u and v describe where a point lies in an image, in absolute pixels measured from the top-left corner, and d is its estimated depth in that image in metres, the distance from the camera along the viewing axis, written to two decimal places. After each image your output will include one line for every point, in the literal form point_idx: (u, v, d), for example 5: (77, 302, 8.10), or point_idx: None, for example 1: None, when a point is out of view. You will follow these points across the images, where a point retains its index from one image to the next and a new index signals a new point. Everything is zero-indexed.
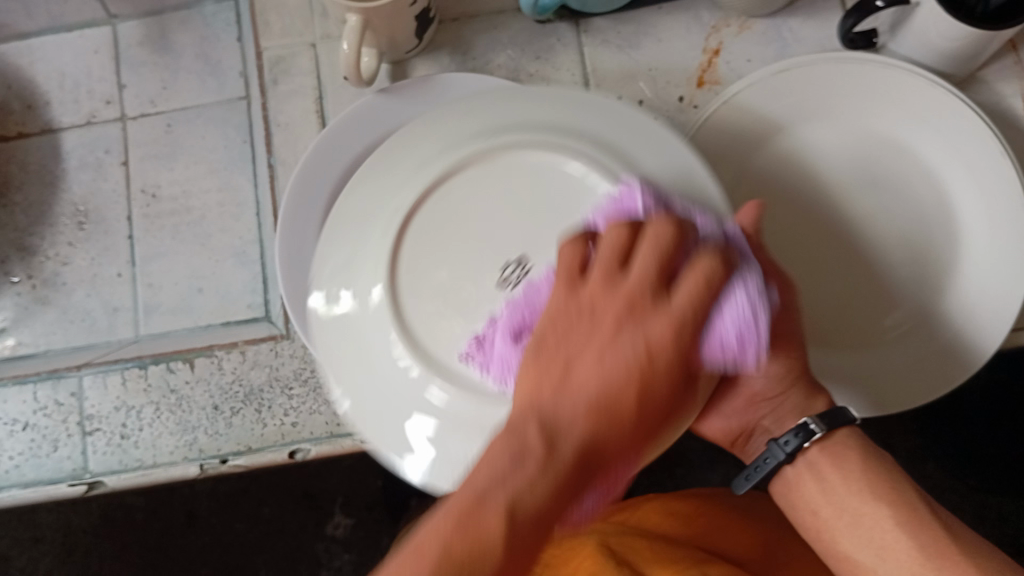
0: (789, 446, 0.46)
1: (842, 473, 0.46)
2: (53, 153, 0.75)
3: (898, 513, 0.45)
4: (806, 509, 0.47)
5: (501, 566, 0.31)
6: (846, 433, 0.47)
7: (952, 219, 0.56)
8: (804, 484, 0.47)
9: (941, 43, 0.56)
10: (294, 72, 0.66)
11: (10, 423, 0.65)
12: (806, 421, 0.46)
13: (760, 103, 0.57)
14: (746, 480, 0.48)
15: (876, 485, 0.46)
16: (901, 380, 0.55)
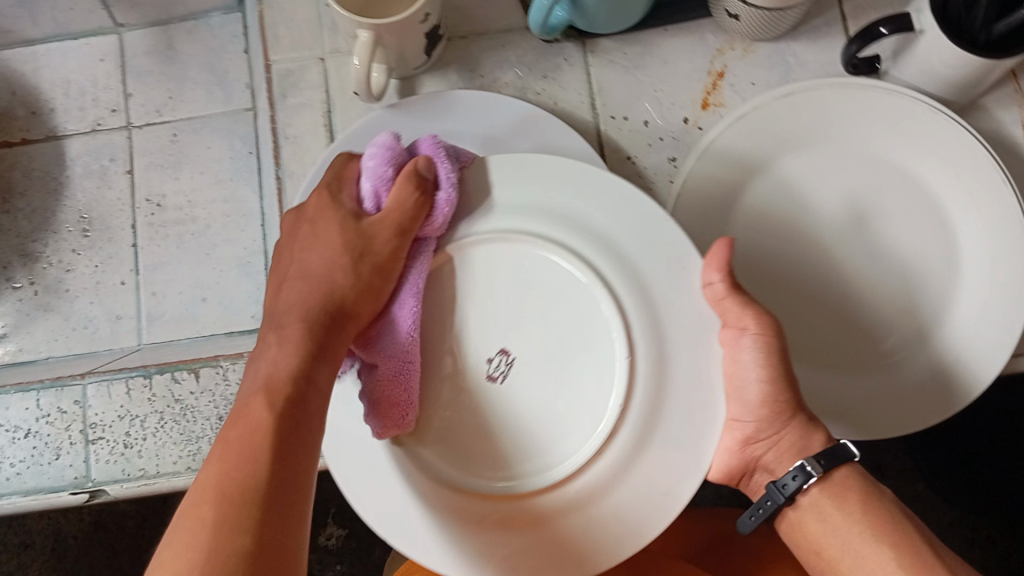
0: (788, 488, 0.47)
1: (843, 511, 0.46)
2: (57, 160, 0.75)
3: (900, 555, 0.45)
4: (810, 549, 0.48)
5: (267, 438, 0.39)
6: (846, 472, 0.48)
7: (952, 248, 0.57)
8: (807, 523, 0.48)
9: (942, 70, 0.57)
10: (303, 85, 0.67)
11: (12, 430, 0.65)
12: (803, 464, 0.47)
13: (763, 126, 0.58)
14: (749, 519, 0.49)
15: (878, 527, 0.46)
16: (894, 408, 0.56)
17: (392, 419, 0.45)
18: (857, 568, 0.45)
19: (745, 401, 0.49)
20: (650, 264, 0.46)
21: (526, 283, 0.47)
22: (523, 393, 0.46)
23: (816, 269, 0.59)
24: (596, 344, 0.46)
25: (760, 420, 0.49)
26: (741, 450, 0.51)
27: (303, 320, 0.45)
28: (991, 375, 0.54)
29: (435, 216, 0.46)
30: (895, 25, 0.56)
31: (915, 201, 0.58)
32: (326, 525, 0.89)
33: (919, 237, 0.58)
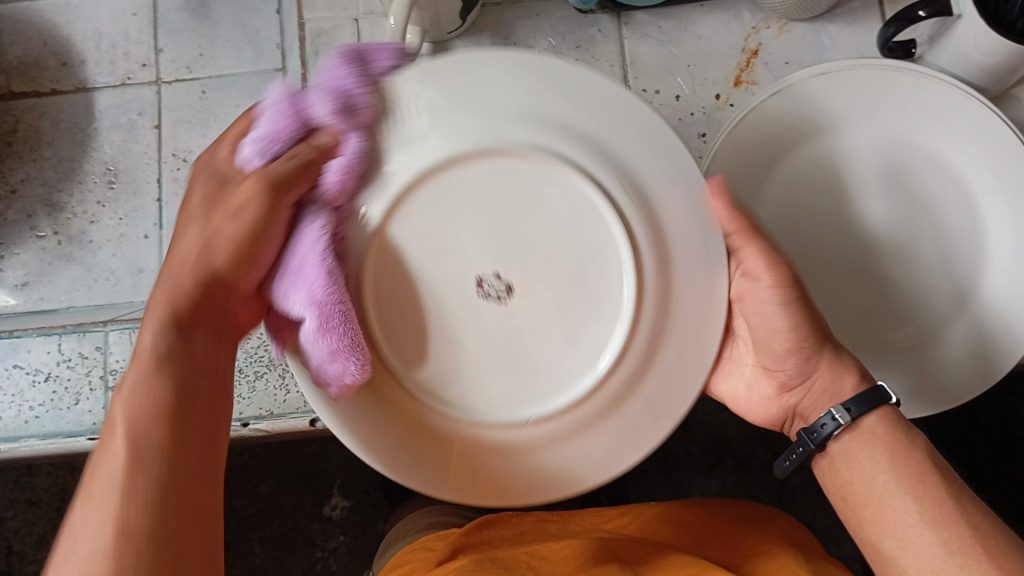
0: (818, 433, 0.46)
1: (870, 459, 0.44)
2: (86, 112, 0.75)
3: (923, 504, 0.42)
4: (838, 493, 0.46)
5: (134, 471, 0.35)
6: (878, 418, 0.45)
7: (977, 236, 0.57)
8: (838, 469, 0.46)
9: (978, 56, 0.57)
10: (336, 45, 0.67)
11: (33, 373, 0.66)
12: (832, 411, 0.45)
13: (781, 114, 0.57)
14: (783, 464, 0.48)
15: (903, 472, 0.43)
16: (909, 390, 0.56)
17: (326, 370, 0.39)
18: (880, 516, 0.43)
19: (774, 351, 0.47)
20: (635, 160, 0.42)
21: (523, 184, 0.41)
22: (519, 312, 0.41)
23: (834, 249, 0.58)
24: (588, 253, 0.42)
25: (791, 368, 0.47)
26: (778, 399, 0.49)
27: (175, 282, 0.41)
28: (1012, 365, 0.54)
29: (328, 177, 0.40)
30: (934, 8, 0.56)
31: (941, 191, 0.58)
32: (331, 497, 0.90)
33: (945, 224, 0.57)
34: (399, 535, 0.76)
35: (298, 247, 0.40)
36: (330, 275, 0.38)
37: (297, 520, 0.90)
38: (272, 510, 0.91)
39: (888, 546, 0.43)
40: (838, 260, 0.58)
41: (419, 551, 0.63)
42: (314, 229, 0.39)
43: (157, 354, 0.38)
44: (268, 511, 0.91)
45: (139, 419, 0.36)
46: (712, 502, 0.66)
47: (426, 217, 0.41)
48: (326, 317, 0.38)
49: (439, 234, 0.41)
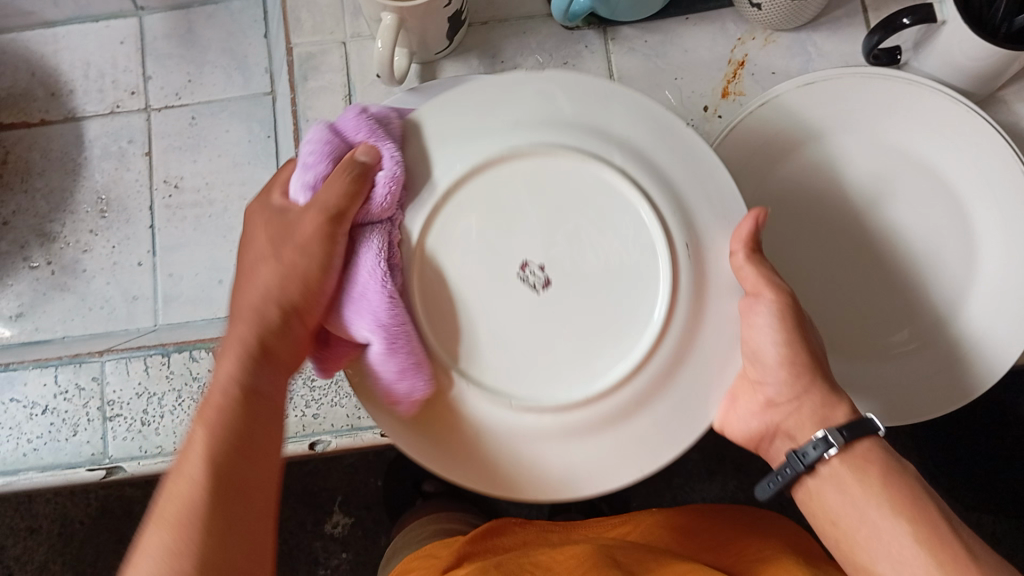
0: (809, 457, 0.45)
1: (863, 483, 0.44)
2: (76, 141, 0.75)
3: (919, 530, 0.42)
4: (825, 517, 0.45)
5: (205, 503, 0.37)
6: (868, 445, 0.45)
7: (969, 242, 0.57)
8: (825, 493, 0.45)
9: (963, 62, 0.58)
10: (324, 68, 0.67)
11: (29, 405, 0.65)
12: (823, 433, 0.44)
13: (770, 123, 0.58)
14: (768, 486, 0.46)
15: (897, 499, 0.43)
16: (899, 397, 0.57)
17: (399, 384, 0.40)
18: (874, 540, 0.43)
19: (764, 365, 0.45)
20: (688, 185, 0.43)
21: (558, 178, 0.42)
22: (557, 307, 0.41)
23: (829, 245, 0.59)
24: (631, 249, 0.41)
25: (783, 383, 0.45)
26: (762, 415, 0.47)
27: (240, 325, 0.42)
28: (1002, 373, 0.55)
29: (374, 201, 0.40)
30: (916, 16, 0.56)
31: (933, 197, 0.58)
32: (333, 513, 0.92)
33: (936, 230, 0.58)
34: (404, 547, 0.77)
35: (357, 264, 0.40)
36: (392, 295, 0.39)
37: (299, 539, 0.92)
38: None
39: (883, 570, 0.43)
40: (828, 263, 0.59)
41: (427, 556, 0.64)
42: (372, 249, 0.40)
43: (219, 403, 0.40)
44: None
45: (198, 479, 0.37)
46: (712, 510, 0.66)
47: (464, 215, 0.41)
48: (393, 337, 0.39)
49: (479, 232, 0.41)
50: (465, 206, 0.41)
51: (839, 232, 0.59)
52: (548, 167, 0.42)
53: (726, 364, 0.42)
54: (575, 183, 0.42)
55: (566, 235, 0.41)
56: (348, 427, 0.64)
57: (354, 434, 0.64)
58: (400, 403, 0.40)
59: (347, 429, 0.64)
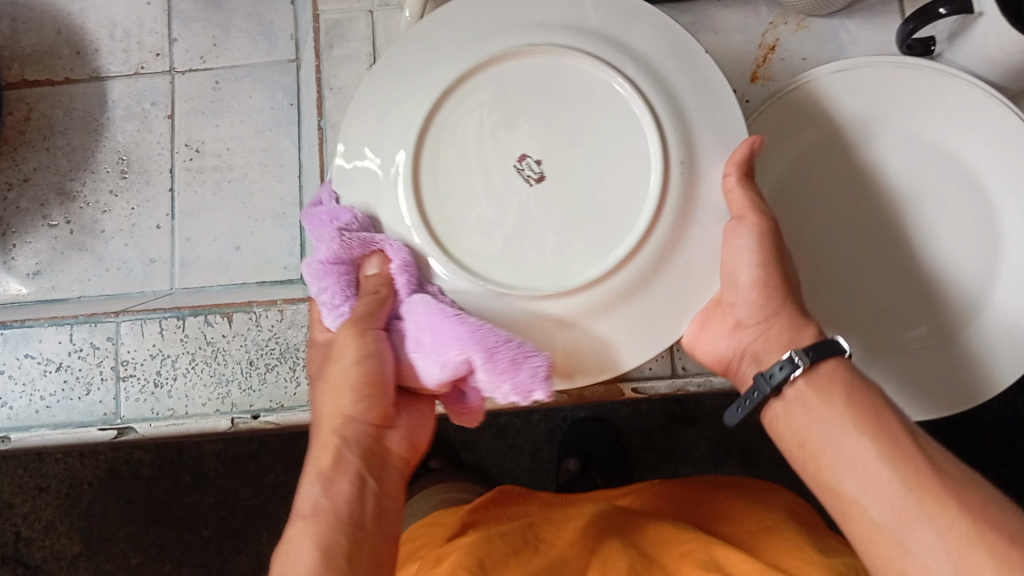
0: (775, 378, 0.45)
1: (827, 403, 0.44)
2: (99, 101, 0.75)
3: (882, 445, 0.42)
4: (795, 439, 0.45)
5: None
6: (834, 365, 0.45)
7: (993, 235, 0.56)
8: (794, 415, 0.45)
9: (999, 55, 0.57)
10: (350, 37, 0.67)
11: (44, 362, 0.66)
12: (792, 355, 0.45)
13: (791, 103, 0.57)
14: (735, 410, 0.47)
15: (862, 416, 0.43)
16: (913, 385, 0.57)
17: (519, 379, 0.40)
18: (838, 459, 0.43)
19: (738, 287, 0.46)
20: (687, 88, 0.44)
21: (559, 83, 0.43)
22: (546, 199, 0.43)
23: (852, 208, 0.58)
24: (621, 163, 0.43)
25: (755, 305, 0.46)
26: (732, 336, 0.48)
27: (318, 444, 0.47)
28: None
29: (399, 290, 0.43)
30: (954, 6, 0.55)
31: (957, 182, 0.57)
32: None
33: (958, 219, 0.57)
34: (410, 518, 0.77)
35: (412, 326, 0.43)
36: (456, 316, 0.41)
37: None
38: (282, 498, 0.95)
39: (848, 488, 0.42)
40: (854, 243, 0.58)
41: (430, 526, 0.65)
42: (421, 304, 0.42)
43: (323, 518, 0.43)
44: (276, 498, 0.95)
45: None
46: (716, 485, 0.66)
47: (463, 115, 0.43)
48: (490, 352, 0.40)
49: (478, 133, 0.43)
50: (468, 97, 0.43)
51: (859, 201, 0.58)
52: (554, 64, 0.43)
53: (701, 287, 0.44)
54: (578, 97, 0.43)
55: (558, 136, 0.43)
56: None
57: None
58: (533, 394, 0.41)
59: None
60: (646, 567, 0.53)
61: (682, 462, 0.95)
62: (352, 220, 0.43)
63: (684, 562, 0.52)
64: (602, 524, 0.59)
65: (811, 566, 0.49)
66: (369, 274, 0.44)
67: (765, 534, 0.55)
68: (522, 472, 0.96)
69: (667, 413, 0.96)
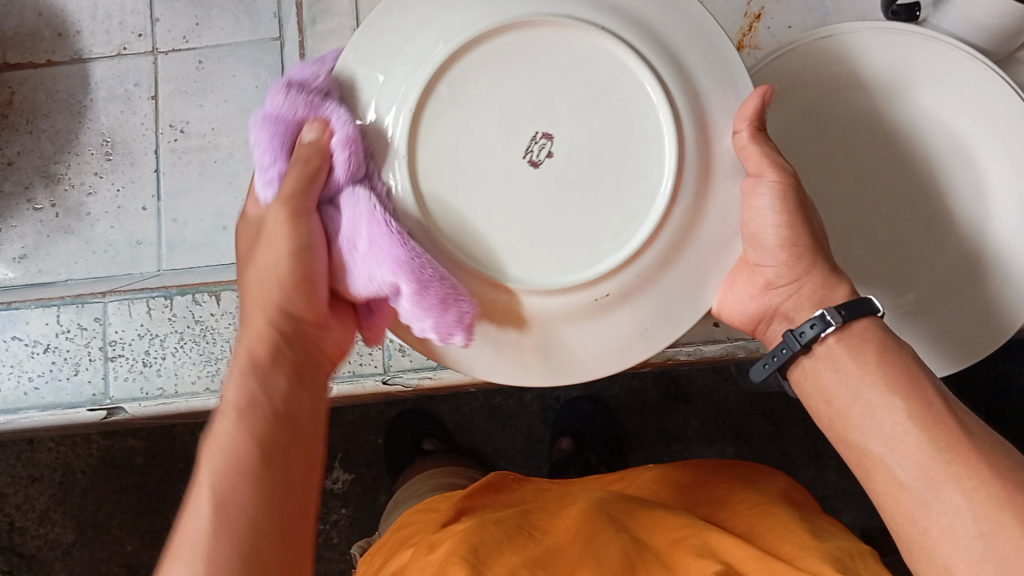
0: (805, 337, 0.45)
1: (858, 360, 0.44)
2: (81, 83, 0.74)
3: (913, 404, 0.41)
4: (820, 396, 0.45)
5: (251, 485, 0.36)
6: (867, 325, 0.45)
7: (983, 198, 0.57)
8: (820, 372, 0.45)
9: (984, 20, 0.57)
10: (334, 11, 0.67)
11: (31, 344, 0.65)
12: (824, 313, 0.44)
13: (798, 74, 0.56)
14: (762, 368, 0.48)
15: (892, 374, 0.43)
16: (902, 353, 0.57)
17: (444, 321, 0.40)
18: (865, 417, 0.43)
19: (764, 245, 0.46)
20: (687, 45, 0.43)
21: (562, 60, 0.42)
22: (552, 182, 0.42)
23: (846, 182, 0.58)
24: (619, 142, 0.43)
25: (781, 266, 0.46)
26: (760, 297, 0.48)
27: (257, 312, 0.42)
28: (1010, 334, 0.56)
29: (337, 167, 0.41)
30: None
31: (948, 155, 0.57)
32: (332, 470, 0.95)
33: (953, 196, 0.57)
34: (405, 501, 0.77)
35: (349, 218, 0.40)
36: (399, 235, 0.39)
37: None
38: None
39: (873, 446, 0.42)
40: (858, 212, 0.58)
41: (424, 511, 0.64)
42: (361, 200, 0.40)
43: (248, 410, 0.38)
44: None
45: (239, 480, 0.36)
46: (710, 464, 0.66)
47: (459, 91, 0.42)
48: (417, 273, 0.39)
49: (476, 111, 0.42)
50: (468, 71, 0.41)
51: (850, 166, 0.58)
52: (554, 35, 0.42)
53: (723, 253, 0.45)
54: (582, 65, 0.42)
55: (570, 111, 0.42)
56: (350, 373, 0.64)
57: (356, 380, 0.64)
58: (452, 336, 0.41)
59: (348, 376, 0.64)
60: (639, 548, 0.53)
61: (676, 441, 0.95)
62: (313, 81, 0.42)
63: (681, 547, 0.52)
64: (598, 501, 0.59)
65: (806, 552, 0.50)
66: (305, 140, 0.41)
67: (759, 517, 0.56)
68: (516, 452, 0.96)
69: (660, 391, 0.96)
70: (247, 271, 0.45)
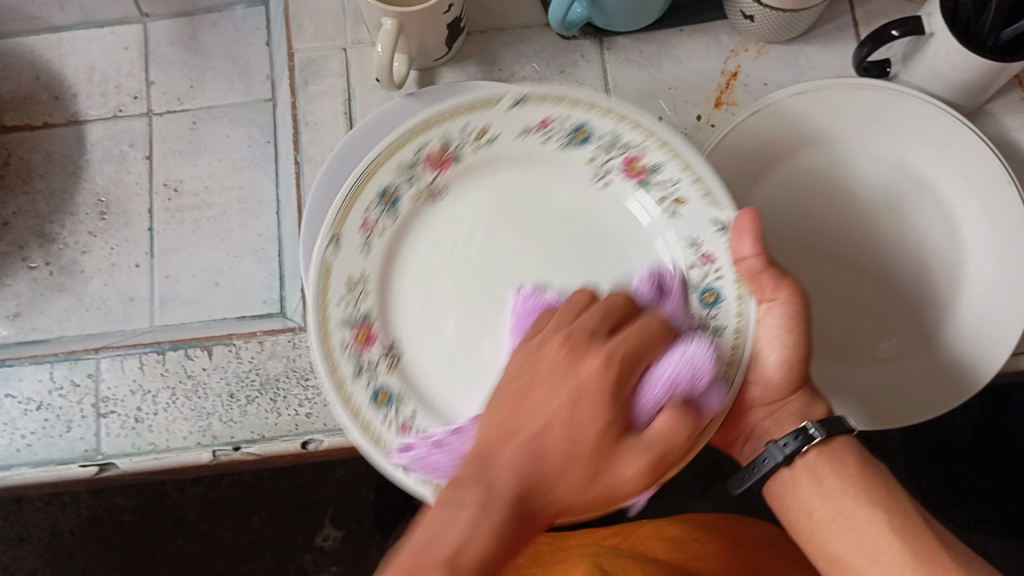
0: (788, 448, 0.50)
1: (839, 475, 0.50)
2: (77, 144, 0.76)
3: (893, 521, 0.48)
4: (801, 509, 0.51)
5: None
6: (843, 440, 0.51)
7: (956, 247, 0.60)
8: (801, 485, 0.51)
9: (951, 74, 0.59)
10: (325, 74, 0.70)
11: (25, 401, 0.66)
12: (807, 425, 0.50)
13: (792, 117, 0.60)
14: (743, 480, 0.52)
15: (872, 491, 0.49)
16: (879, 400, 0.58)
17: None
18: (849, 531, 0.49)
19: (766, 364, 0.52)
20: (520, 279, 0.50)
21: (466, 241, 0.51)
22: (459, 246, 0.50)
23: (813, 228, 0.62)
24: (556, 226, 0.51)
25: (770, 386, 0.53)
26: (746, 412, 0.55)
27: (501, 424, 0.42)
28: (980, 385, 0.56)
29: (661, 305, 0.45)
30: (905, 27, 0.58)
31: (921, 204, 0.61)
32: (323, 527, 0.95)
33: (928, 238, 0.60)
34: None
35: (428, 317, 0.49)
36: None
37: (289, 553, 0.95)
38: (267, 543, 0.95)
39: (854, 558, 0.49)
40: (820, 256, 0.61)
41: None
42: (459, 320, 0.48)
43: (431, 555, 0.37)
44: (259, 543, 0.95)
45: (438, 535, 0.39)
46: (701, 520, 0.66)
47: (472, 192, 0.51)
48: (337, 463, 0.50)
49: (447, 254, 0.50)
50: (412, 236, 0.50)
51: (822, 216, 0.62)
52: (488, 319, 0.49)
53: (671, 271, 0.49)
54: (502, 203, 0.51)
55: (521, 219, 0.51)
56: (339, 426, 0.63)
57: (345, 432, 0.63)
58: None
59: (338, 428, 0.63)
60: None
61: (668, 491, 0.95)
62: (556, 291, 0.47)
63: None
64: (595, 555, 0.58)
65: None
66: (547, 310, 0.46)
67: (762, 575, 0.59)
68: None
69: None
70: (491, 474, 0.40)
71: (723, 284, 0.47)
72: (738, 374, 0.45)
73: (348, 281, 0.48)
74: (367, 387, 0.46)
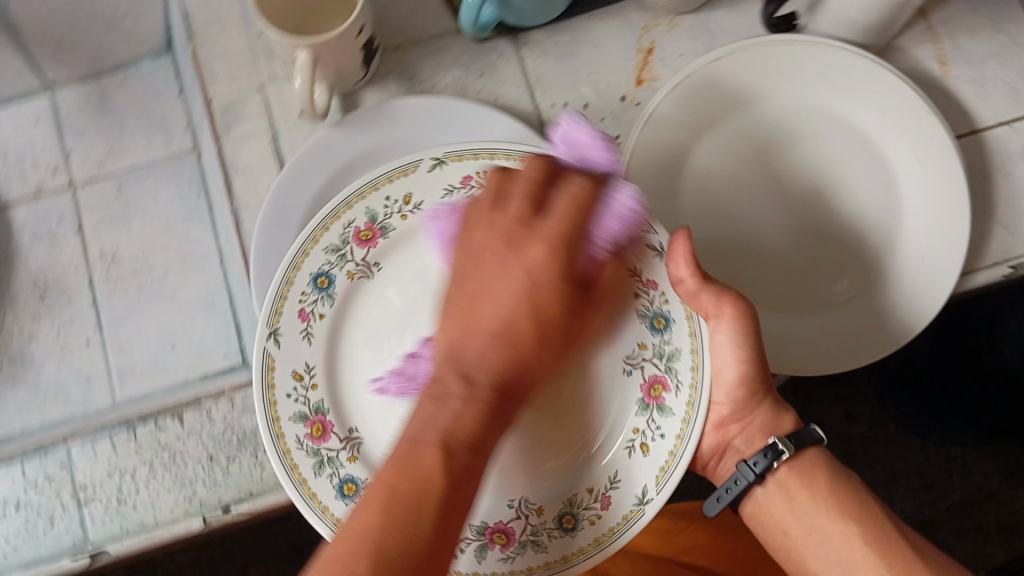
0: (757, 467, 0.53)
1: (809, 490, 0.52)
2: (5, 230, 0.74)
3: (864, 532, 0.51)
4: (777, 527, 0.53)
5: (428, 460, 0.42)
6: (813, 453, 0.54)
7: (889, 183, 0.62)
8: (774, 503, 0.53)
9: (856, 16, 0.60)
10: (246, 116, 0.69)
11: (2, 504, 0.64)
12: (774, 442, 0.53)
13: (719, 80, 0.61)
14: (716, 501, 0.55)
15: (842, 503, 0.52)
16: (849, 342, 0.60)
17: None
18: (824, 546, 0.51)
19: (723, 383, 0.57)
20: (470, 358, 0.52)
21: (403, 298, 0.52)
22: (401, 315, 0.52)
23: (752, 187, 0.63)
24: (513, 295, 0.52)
25: (732, 404, 0.57)
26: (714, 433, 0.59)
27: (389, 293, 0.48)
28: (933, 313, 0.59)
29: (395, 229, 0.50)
30: None
31: (850, 146, 0.62)
32: None
33: (861, 179, 0.62)
34: None
35: None
36: None
37: None
38: None
39: (827, 572, 0.51)
40: (761, 214, 0.63)
41: None
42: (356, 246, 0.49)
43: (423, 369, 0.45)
44: None
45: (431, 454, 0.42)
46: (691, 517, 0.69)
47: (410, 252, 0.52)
48: None
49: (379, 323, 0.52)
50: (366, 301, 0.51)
51: (758, 174, 0.63)
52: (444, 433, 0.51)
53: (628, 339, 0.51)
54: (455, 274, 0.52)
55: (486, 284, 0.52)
56: None
57: None
58: None
59: None
60: None
61: None
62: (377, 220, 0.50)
63: None
64: None
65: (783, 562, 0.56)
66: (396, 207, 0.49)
67: None
68: None
69: None
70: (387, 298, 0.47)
71: (671, 310, 0.50)
72: (700, 394, 0.48)
73: (296, 373, 0.50)
74: (297, 405, 0.49)
